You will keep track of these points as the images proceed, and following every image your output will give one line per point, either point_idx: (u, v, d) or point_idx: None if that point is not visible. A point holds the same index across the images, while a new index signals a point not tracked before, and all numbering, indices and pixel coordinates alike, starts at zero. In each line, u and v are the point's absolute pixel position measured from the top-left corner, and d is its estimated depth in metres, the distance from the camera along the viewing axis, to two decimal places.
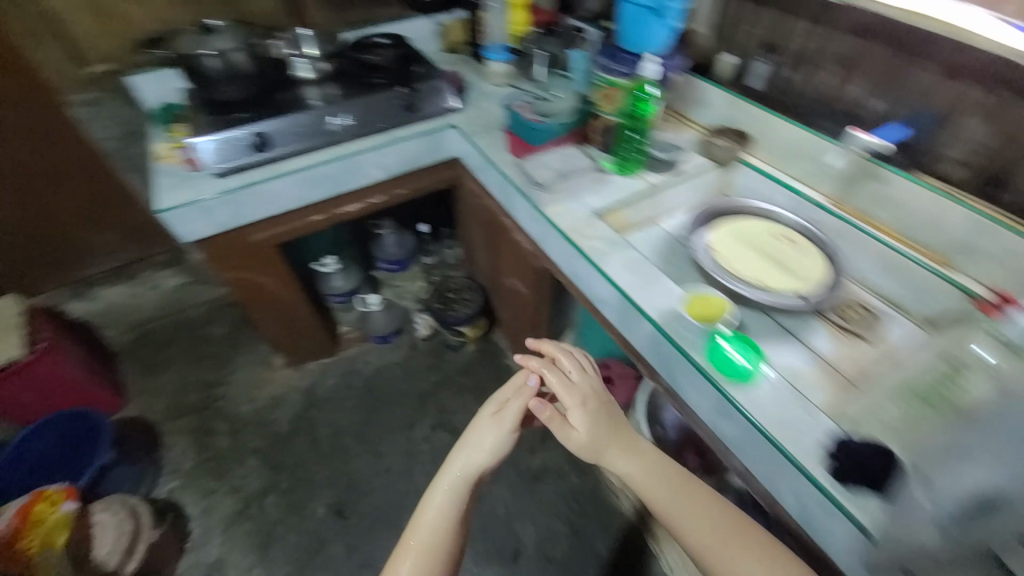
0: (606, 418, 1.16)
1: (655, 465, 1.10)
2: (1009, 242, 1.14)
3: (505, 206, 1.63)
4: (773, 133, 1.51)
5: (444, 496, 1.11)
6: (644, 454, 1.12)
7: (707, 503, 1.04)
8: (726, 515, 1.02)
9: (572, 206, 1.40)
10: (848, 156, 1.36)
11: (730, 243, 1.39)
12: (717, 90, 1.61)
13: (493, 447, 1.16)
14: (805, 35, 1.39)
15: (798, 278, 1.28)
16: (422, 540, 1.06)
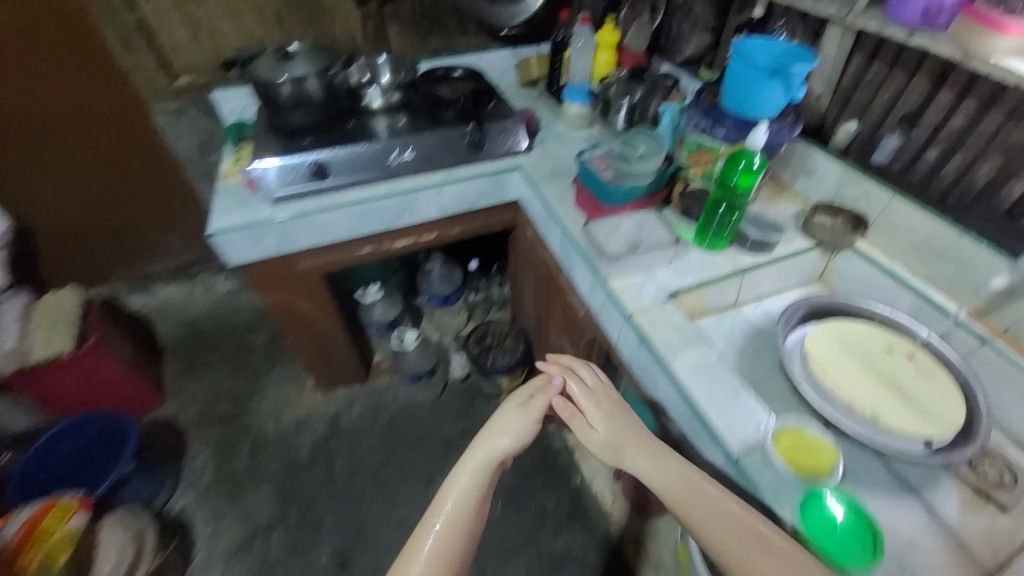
0: (623, 420, 1.03)
1: (679, 469, 0.92)
2: None
3: (563, 266, 1.47)
4: (901, 222, 1.24)
5: (465, 484, 0.97)
6: (669, 460, 0.94)
7: (743, 516, 0.83)
8: (770, 533, 0.81)
9: (641, 284, 1.22)
10: (1004, 267, 1.07)
11: (833, 355, 1.13)
12: (830, 160, 1.37)
13: (517, 431, 1.04)
14: (958, 111, 1.13)
15: (928, 421, 1.00)
16: (436, 534, 0.90)
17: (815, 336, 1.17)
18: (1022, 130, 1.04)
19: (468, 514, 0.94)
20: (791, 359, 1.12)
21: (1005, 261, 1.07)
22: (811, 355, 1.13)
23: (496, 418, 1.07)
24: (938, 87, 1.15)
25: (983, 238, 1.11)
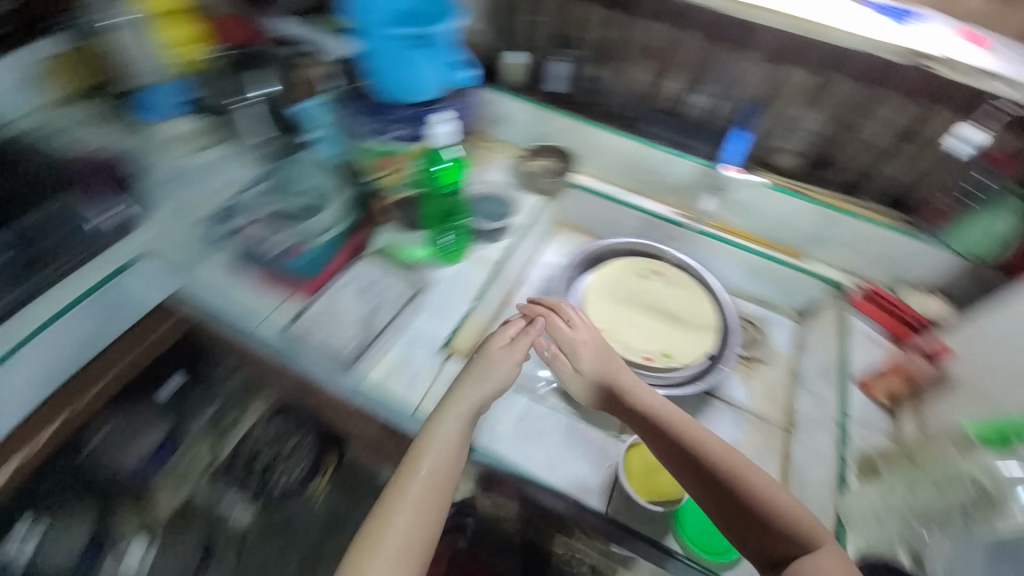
0: (608, 358, 0.88)
1: (652, 406, 0.81)
2: (853, 227, 1.07)
3: (274, 376, 0.97)
4: (598, 147, 1.22)
5: (438, 452, 0.75)
6: (643, 394, 0.83)
7: (723, 451, 0.75)
8: (747, 475, 0.73)
9: (404, 352, 0.96)
10: (684, 164, 1.15)
11: (608, 313, 1.10)
12: (513, 101, 1.22)
13: (497, 375, 0.84)
14: (604, 23, 1.09)
15: (696, 334, 1.07)
16: (410, 504, 0.70)
17: (590, 299, 1.12)
18: (658, 31, 1.06)
19: (448, 477, 0.74)
20: (579, 346, 1.03)
21: (685, 161, 1.14)
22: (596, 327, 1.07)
23: (487, 356, 0.87)
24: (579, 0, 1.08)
25: (660, 142, 1.17)
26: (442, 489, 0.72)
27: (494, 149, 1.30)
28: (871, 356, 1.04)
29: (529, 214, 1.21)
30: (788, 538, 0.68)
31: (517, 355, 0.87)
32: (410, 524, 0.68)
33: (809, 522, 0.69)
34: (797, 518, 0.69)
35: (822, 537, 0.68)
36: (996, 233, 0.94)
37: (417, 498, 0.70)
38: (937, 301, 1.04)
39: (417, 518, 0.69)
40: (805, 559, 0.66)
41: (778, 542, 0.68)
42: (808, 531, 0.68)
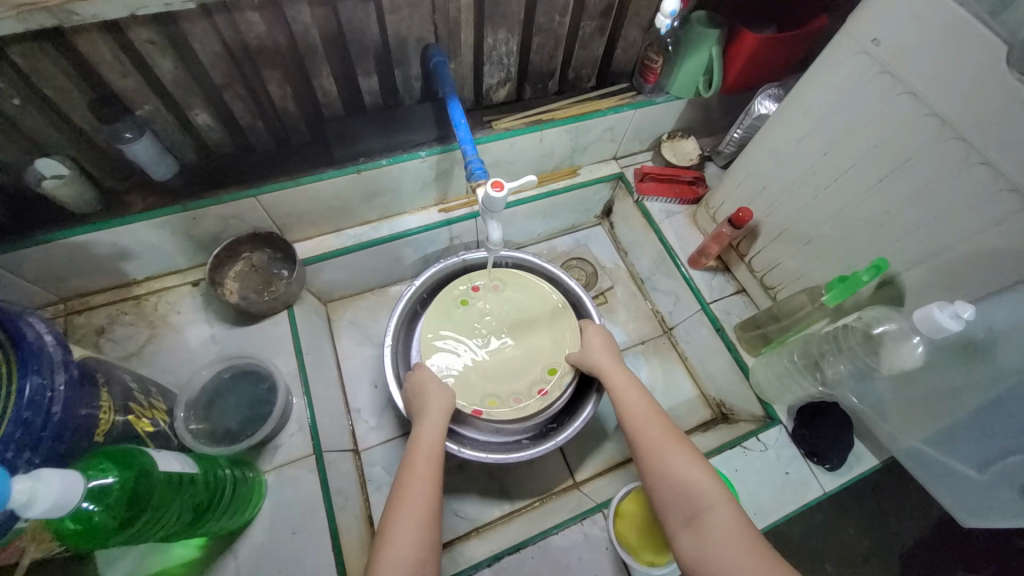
0: (605, 348, 0.83)
1: (615, 387, 0.76)
2: (599, 125, 0.98)
3: None
4: (305, 203, 0.86)
5: (433, 436, 0.71)
6: (615, 375, 0.78)
7: (659, 423, 0.69)
8: (671, 445, 0.65)
9: None
10: (410, 165, 0.88)
11: (473, 378, 0.85)
12: (122, 229, 0.75)
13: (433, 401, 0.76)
14: (150, 54, 0.63)
15: (561, 323, 0.90)
16: (418, 497, 0.63)
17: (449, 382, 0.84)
18: (245, 27, 0.65)
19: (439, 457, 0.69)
20: (476, 435, 0.83)
21: (418, 159, 0.87)
22: (478, 409, 0.81)
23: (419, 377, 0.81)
24: (69, 38, 0.58)
25: (374, 153, 0.85)
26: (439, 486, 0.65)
27: (176, 289, 0.87)
28: (681, 228, 1.04)
29: (300, 334, 0.87)
30: (683, 505, 0.60)
31: (434, 385, 0.79)
32: (413, 523, 0.60)
33: (710, 486, 0.60)
34: (705, 491, 0.60)
35: (711, 500, 0.59)
36: (704, 66, 0.94)
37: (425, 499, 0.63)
38: (689, 141, 1.07)
39: (423, 523, 0.61)
40: (688, 531, 0.58)
41: (673, 511, 0.61)
42: (704, 494, 0.59)
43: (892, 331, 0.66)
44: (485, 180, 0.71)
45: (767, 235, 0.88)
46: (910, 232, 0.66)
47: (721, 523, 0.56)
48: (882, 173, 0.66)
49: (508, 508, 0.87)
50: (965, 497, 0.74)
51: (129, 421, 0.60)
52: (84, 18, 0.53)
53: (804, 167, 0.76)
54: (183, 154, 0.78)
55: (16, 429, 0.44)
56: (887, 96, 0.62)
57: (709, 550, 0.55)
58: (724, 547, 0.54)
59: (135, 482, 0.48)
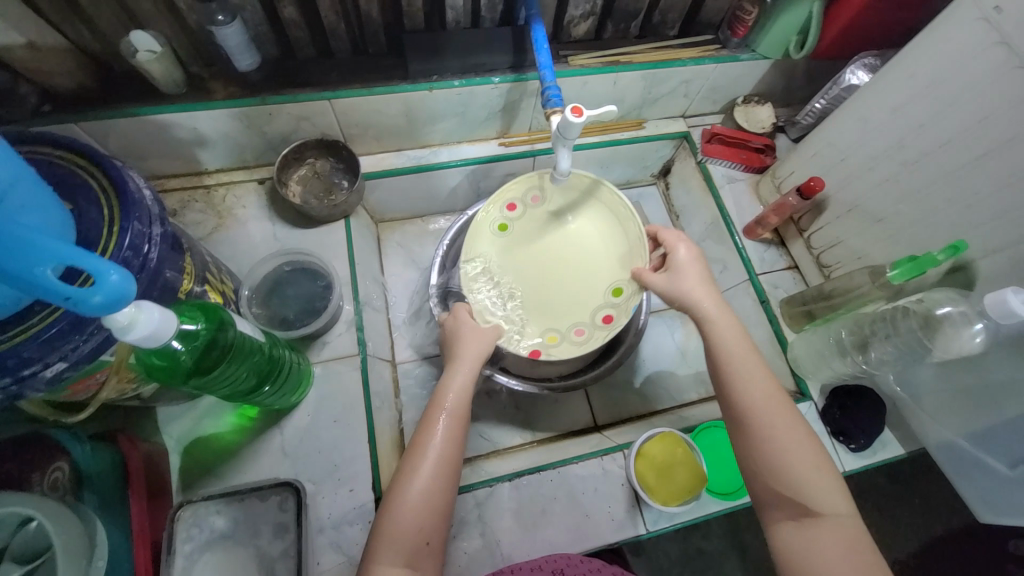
0: (707, 287, 0.67)
1: (719, 341, 0.62)
2: (676, 75, 0.94)
3: None
4: (373, 115, 0.87)
5: (460, 387, 0.63)
6: (720, 325, 0.63)
7: (775, 400, 0.57)
8: (788, 428, 0.55)
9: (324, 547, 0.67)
10: (480, 91, 0.87)
11: (524, 317, 0.80)
12: (203, 114, 0.77)
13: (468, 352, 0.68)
14: None
15: (618, 243, 0.80)
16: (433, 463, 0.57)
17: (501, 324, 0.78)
18: None
19: (464, 411, 0.62)
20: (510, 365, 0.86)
21: (489, 85, 0.86)
22: (536, 350, 0.76)
23: (454, 328, 0.72)
24: None
25: (447, 72, 0.84)
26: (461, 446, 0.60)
27: (243, 184, 0.90)
28: (740, 196, 1.02)
29: (354, 244, 0.90)
30: (789, 498, 0.53)
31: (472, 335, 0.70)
32: (431, 485, 0.56)
33: (827, 483, 0.53)
34: (821, 493, 0.52)
35: (829, 503, 0.52)
36: (800, 25, 0.89)
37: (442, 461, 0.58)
38: (765, 107, 1.03)
39: (440, 487, 0.56)
40: (794, 526, 0.52)
41: (774, 502, 0.54)
42: (821, 495, 0.52)
43: (953, 315, 0.64)
44: (560, 108, 0.71)
45: (834, 209, 0.85)
46: (997, 218, 0.63)
47: (836, 531, 0.51)
48: (978, 152, 0.63)
49: (529, 437, 0.91)
50: (989, 492, 0.72)
51: (204, 290, 0.64)
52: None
53: (893, 140, 0.73)
54: (265, 48, 0.79)
55: (119, 265, 0.47)
56: (1003, 66, 0.58)
57: (816, 554, 0.50)
58: (836, 556, 0.49)
59: (215, 333, 0.52)
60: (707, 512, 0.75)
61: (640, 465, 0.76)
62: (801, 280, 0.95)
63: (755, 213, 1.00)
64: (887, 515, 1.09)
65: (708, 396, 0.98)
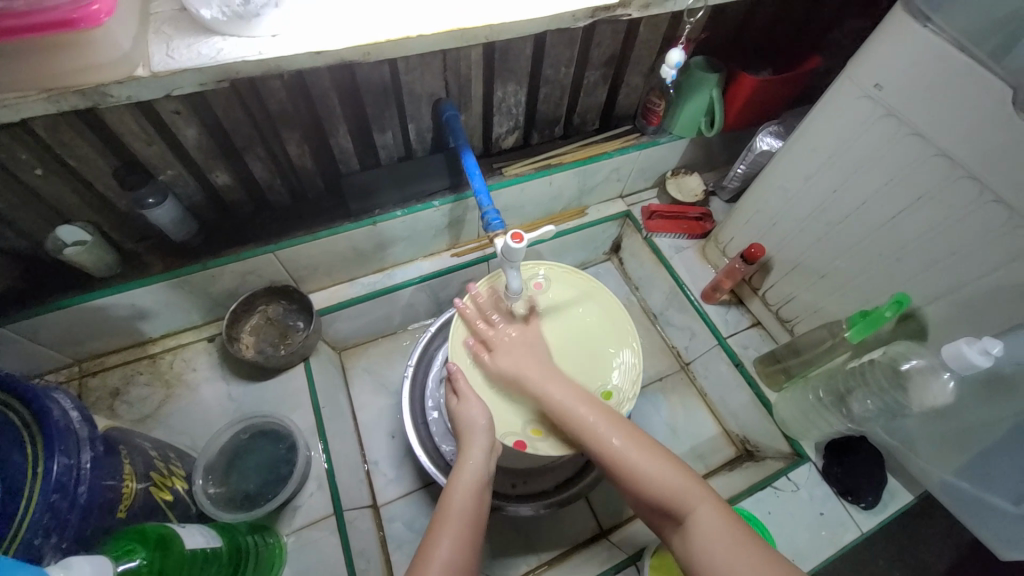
0: (529, 353, 0.71)
1: (553, 400, 0.66)
2: (605, 167, 1.00)
3: None
4: (320, 256, 0.86)
5: (474, 478, 0.63)
6: (548, 384, 0.67)
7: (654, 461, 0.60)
8: (638, 456, 0.60)
9: None
10: (423, 215, 0.89)
11: (519, 398, 0.72)
12: (140, 290, 0.75)
13: (477, 437, 0.65)
14: (175, 123, 0.65)
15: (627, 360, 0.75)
16: (441, 569, 0.55)
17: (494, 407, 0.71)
18: (267, 93, 0.66)
19: (478, 510, 0.61)
20: None
21: (432, 209, 0.89)
22: (523, 442, 0.68)
23: (462, 412, 0.68)
24: (98, 113, 0.60)
25: (388, 204, 0.87)
26: (474, 552, 0.58)
27: (191, 345, 0.86)
28: (691, 263, 1.05)
29: (316, 388, 0.86)
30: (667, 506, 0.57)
31: (488, 414, 0.68)
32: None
33: (683, 482, 0.57)
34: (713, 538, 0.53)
35: (691, 501, 0.56)
36: (706, 108, 0.97)
37: (451, 567, 0.55)
38: (694, 177, 1.09)
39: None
40: (679, 538, 0.56)
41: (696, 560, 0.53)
42: (679, 494, 0.57)
43: (921, 367, 0.66)
44: (502, 230, 0.73)
45: (780, 268, 0.88)
46: (928, 268, 0.67)
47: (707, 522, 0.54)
48: (894, 210, 0.67)
49: (534, 562, 0.84)
50: (1006, 533, 0.69)
51: (149, 489, 0.58)
52: (119, 100, 0.51)
53: (815, 203, 0.78)
54: (201, 213, 0.79)
55: (44, 514, 0.43)
56: (894, 136, 0.64)
57: None
58: (718, 548, 0.52)
59: (163, 562, 0.47)
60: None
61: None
62: (768, 335, 0.96)
63: (708, 277, 1.03)
64: (912, 554, 1.06)
65: (708, 471, 0.94)
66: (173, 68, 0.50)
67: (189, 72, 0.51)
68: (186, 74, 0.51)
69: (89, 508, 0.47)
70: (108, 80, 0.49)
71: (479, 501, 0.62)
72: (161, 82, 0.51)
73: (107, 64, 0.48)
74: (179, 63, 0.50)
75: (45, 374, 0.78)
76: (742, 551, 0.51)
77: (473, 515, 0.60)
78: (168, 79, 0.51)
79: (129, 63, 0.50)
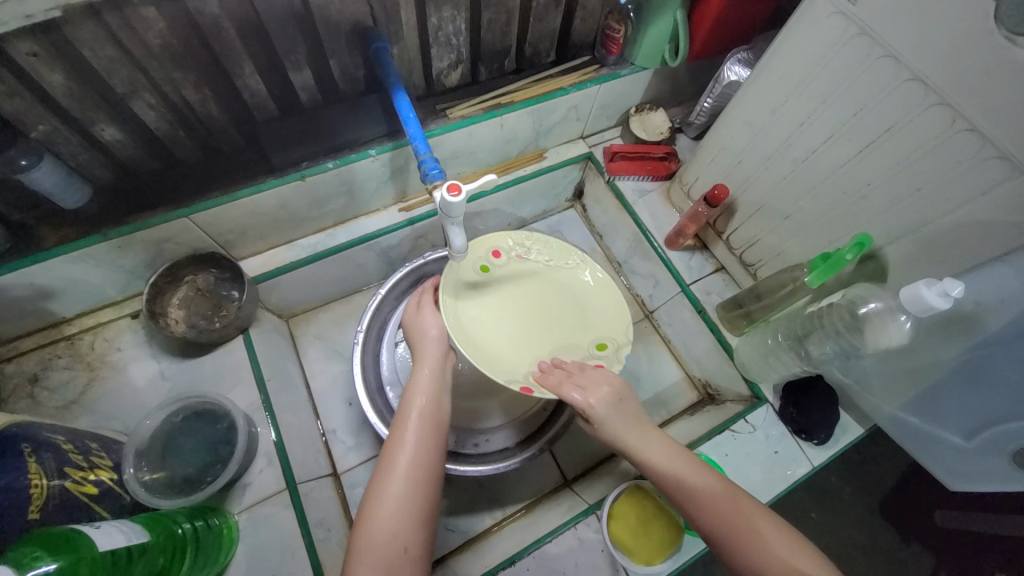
0: (626, 410, 0.61)
1: (661, 472, 0.57)
2: (561, 104, 0.91)
3: None
4: (247, 218, 0.78)
5: (430, 384, 0.62)
6: (648, 443, 0.59)
7: (742, 501, 0.52)
8: (724, 497, 0.53)
9: None
10: (360, 167, 0.80)
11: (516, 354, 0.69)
12: (35, 268, 0.66)
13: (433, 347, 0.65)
14: (31, 66, 0.54)
15: (617, 313, 0.73)
16: (405, 473, 0.54)
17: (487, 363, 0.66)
18: (140, 24, 0.55)
19: (439, 409, 0.60)
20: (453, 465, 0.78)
21: (368, 159, 0.79)
22: (529, 387, 0.64)
23: (418, 330, 0.68)
24: None
25: (317, 155, 0.77)
26: (438, 448, 0.58)
27: (114, 323, 0.79)
28: (655, 208, 1.00)
29: (260, 361, 0.81)
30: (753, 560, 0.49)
31: (440, 324, 0.68)
32: (406, 497, 0.53)
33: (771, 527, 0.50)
34: None
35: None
36: (669, 33, 0.87)
37: (416, 463, 0.55)
38: (658, 113, 1.01)
39: (412, 509, 0.53)
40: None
41: None
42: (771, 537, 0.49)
43: (879, 310, 0.65)
44: (441, 181, 0.66)
45: (744, 210, 0.84)
46: (892, 206, 0.63)
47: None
48: (861, 145, 0.63)
49: (500, 515, 0.85)
50: (953, 463, 0.75)
51: (65, 483, 0.54)
52: None
53: (781, 139, 0.72)
54: (95, 175, 0.69)
55: None
56: (867, 60, 0.58)
57: None
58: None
59: (74, 567, 0.43)
60: (694, 554, 0.69)
61: (631, 521, 0.70)
62: (731, 280, 0.94)
63: (672, 222, 0.99)
64: (860, 477, 1.12)
65: (670, 416, 0.95)
66: None
67: (7, 5, 0.44)
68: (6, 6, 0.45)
69: None
70: None
71: (439, 402, 0.61)
72: None
73: None
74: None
75: None
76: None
77: (434, 416, 0.59)
78: None
79: None
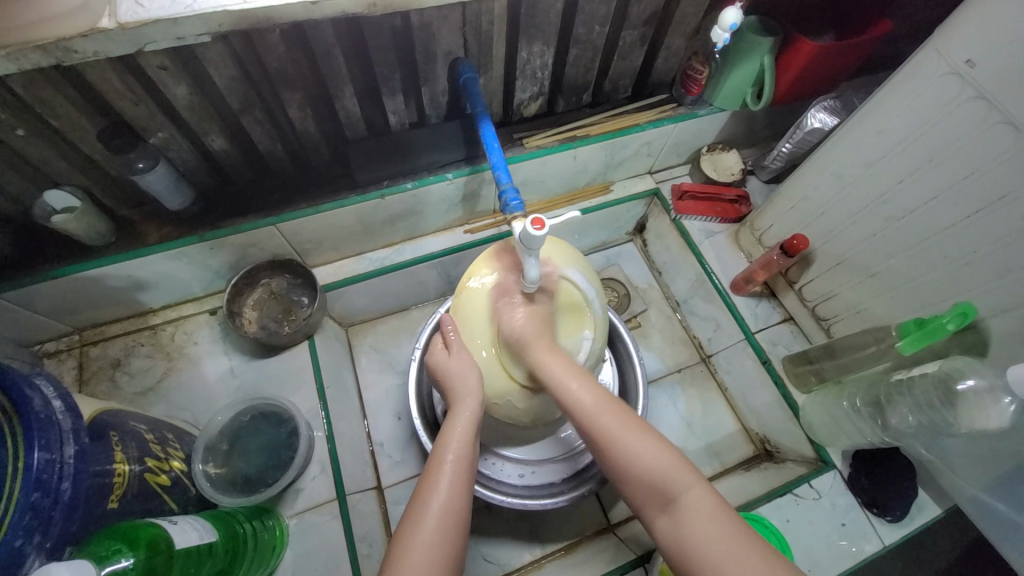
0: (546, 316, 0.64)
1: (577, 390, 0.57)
2: (635, 140, 0.91)
3: None
4: (326, 229, 0.81)
5: (462, 433, 0.59)
6: (550, 352, 0.60)
7: (600, 396, 0.57)
8: (586, 391, 0.57)
9: None
10: (436, 188, 0.82)
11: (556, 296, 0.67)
12: (136, 262, 0.71)
13: (467, 385, 0.62)
14: (162, 81, 0.58)
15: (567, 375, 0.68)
16: (435, 525, 0.51)
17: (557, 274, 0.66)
18: (262, 46, 0.59)
19: (470, 461, 0.57)
20: (499, 495, 0.76)
21: (445, 182, 0.82)
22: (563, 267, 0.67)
23: (443, 365, 0.66)
24: (77, 68, 0.54)
25: (398, 175, 0.80)
26: (468, 504, 0.55)
27: (193, 318, 0.83)
28: (722, 250, 0.97)
29: (321, 368, 0.83)
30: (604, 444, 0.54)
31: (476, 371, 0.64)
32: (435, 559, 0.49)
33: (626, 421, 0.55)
34: (648, 460, 0.52)
35: (682, 483, 0.50)
36: (754, 77, 0.86)
37: (449, 516, 0.52)
38: (732, 154, 0.99)
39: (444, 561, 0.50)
40: (666, 520, 0.50)
41: (649, 493, 0.51)
42: (618, 427, 0.54)
43: (978, 388, 0.61)
44: (520, 212, 0.66)
45: (823, 262, 0.81)
46: (1000, 277, 0.59)
47: (698, 511, 0.48)
48: (968, 210, 0.59)
49: (538, 552, 0.83)
50: None
51: (144, 469, 0.56)
52: (86, 56, 0.48)
53: (873, 194, 0.69)
54: (198, 180, 0.74)
55: (25, 513, 0.41)
56: (980, 124, 0.55)
57: (690, 538, 0.48)
58: (710, 532, 0.47)
59: (149, 560, 0.45)
60: None
61: None
62: (800, 332, 0.89)
63: (739, 266, 0.96)
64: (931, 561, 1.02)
65: (723, 469, 0.91)
66: (143, 19, 0.47)
67: (161, 23, 0.47)
68: (157, 25, 0.48)
69: (75, 506, 0.44)
70: (71, 33, 0.46)
71: (471, 452, 0.58)
72: (130, 35, 0.47)
73: (67, 13, 0.45)
74: (147, 12, 0.47)
75: (44, 341, 0.76)
76: (738, 540, 0.46)
77: (464, 468, 0.56)
78: (138, 31, 0.47)
79: (94, 13, 0.46)
